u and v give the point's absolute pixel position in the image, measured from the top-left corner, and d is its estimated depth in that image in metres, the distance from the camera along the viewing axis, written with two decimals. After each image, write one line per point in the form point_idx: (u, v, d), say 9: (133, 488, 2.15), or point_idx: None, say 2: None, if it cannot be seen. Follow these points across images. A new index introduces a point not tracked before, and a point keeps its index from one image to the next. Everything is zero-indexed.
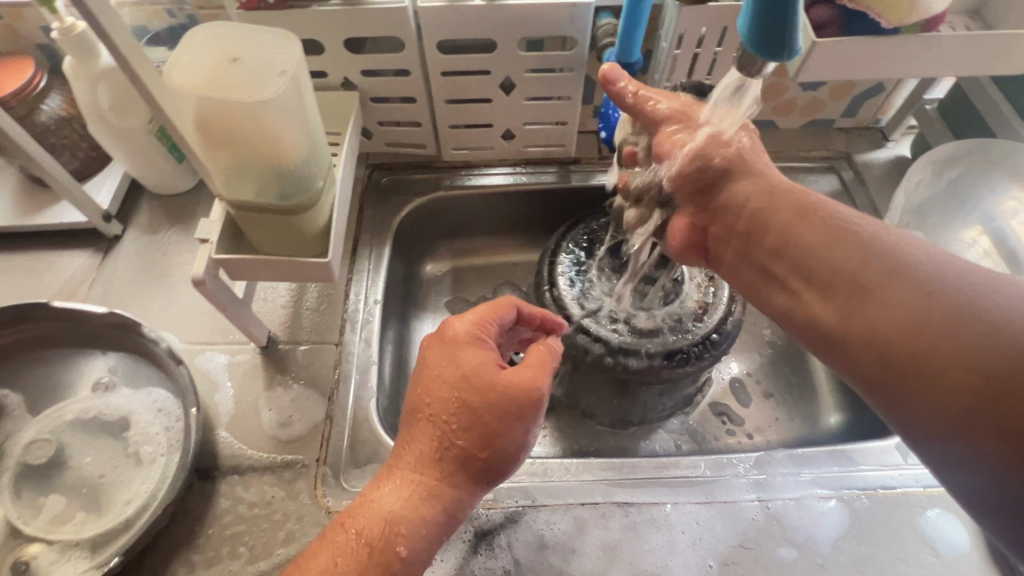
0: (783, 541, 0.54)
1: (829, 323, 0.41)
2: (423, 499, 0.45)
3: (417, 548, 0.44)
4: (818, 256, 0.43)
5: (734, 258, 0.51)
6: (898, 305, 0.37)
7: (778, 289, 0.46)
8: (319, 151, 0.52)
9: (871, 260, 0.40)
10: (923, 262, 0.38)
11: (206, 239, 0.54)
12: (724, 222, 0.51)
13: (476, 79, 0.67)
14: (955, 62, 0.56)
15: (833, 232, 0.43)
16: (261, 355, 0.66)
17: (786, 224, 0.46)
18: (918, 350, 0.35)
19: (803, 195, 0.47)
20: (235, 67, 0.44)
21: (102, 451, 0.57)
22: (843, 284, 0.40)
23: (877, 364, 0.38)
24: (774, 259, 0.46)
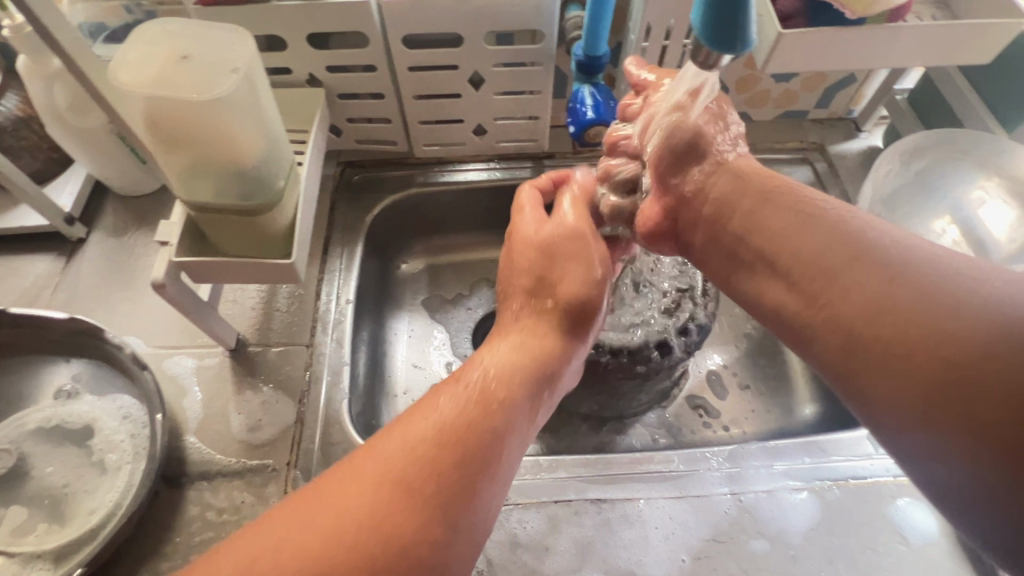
0: (755, 534, 0.54)
1: (796, 310, 0.41)
2: (523, 345, 0.48)
3: (521, 396, 0.43)
4: (785, 239, 0.43)
5: (702, 245, 0.51)
6: (860, 289, 0.37)
7: (746, 277, 0.47)
8: (280, 150, 0.51)
9: (834, 242, 0.40)
10: (887, 244, 0.38)
11: (165, 241, 0.52)
12: (690, 205, 0.51)
13: (445, 74, 0.66)
14: (921, 53, 0.56)
15: (798, 216, 0.43)
16: (230, 358, 0.65)
17: (752, 208, 0.47)
18: (883, 335, 0.35)
19: (770, 179, 0.48)
20: (184, 64, 0.43)
21: (66, 459, 0.56)
22: (810, 268, 0.41)
23: (843, 351, 0.37)
24: (740, 246, 0.47)
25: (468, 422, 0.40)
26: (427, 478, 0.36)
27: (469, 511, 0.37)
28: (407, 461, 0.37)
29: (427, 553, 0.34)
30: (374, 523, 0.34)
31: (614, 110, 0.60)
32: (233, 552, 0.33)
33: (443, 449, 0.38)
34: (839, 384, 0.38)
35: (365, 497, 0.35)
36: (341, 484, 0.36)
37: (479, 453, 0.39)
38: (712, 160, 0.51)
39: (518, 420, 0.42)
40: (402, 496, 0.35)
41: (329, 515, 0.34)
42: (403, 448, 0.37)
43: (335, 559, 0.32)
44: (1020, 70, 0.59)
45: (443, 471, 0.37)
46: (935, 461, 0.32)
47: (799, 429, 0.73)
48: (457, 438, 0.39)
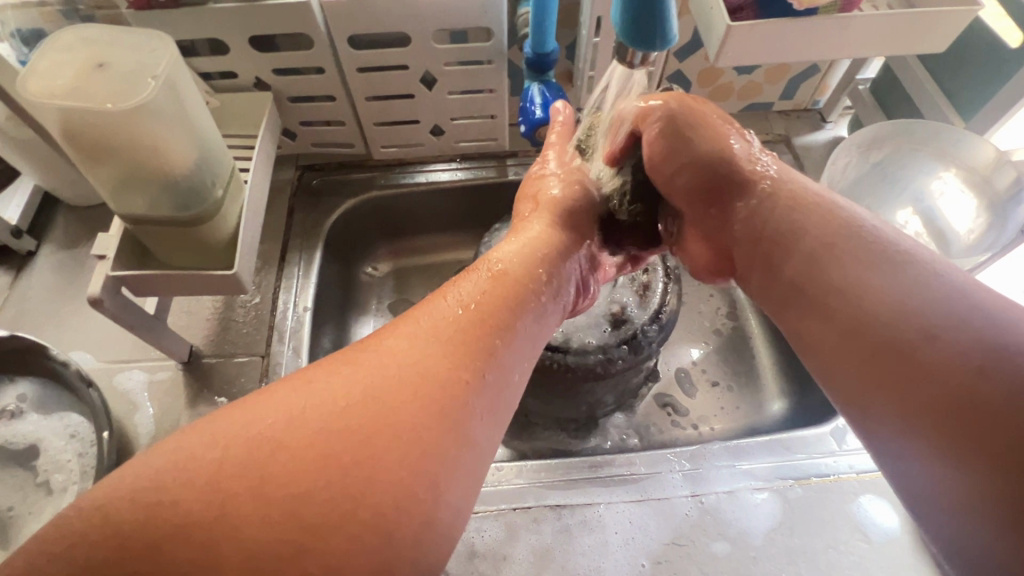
0: (716, 536, 0.54)
1: (825, 329, 0.38)
2: (538, 232, 0.49)
3: (539, 274, 0.44)
4: (848, 291, 0.38)
5: (760, 286, 0.46)
6: (943, 371, 0.32)
7: (780, 301, 0.43)
8: (216, 159, 0.49)
9: (884, 272, 0.37)
10: (985, 322, 0.32)
11: (103, 255, 0.50)
12: (744, 243, 0.48)
13: (396, 74, 0.64)
14: (875, 42, 0.55)
15: (871, 266, 0.38)
16: (184, 371, 0.64)
17: (812, 252, 0.41)
18: (948, 388, 0.31)
19: (834, 216, 0.42)
20: (99, 73, 0.42)
21: (11, 481, 0.55)
22: (879, 333, 0.35)
23: (870, 373, 0.35)
24: (776, 271, 0.44)
25: (492, 292, 0.41)
26: (455, 334, 0.37)
27: (493, 368, 0.37)
28: (436, 323, 0.37)
29: (462, 393, 0.34)
30: (410, 364, 0.34)
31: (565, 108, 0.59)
32: (268, 399, 0.32)
33: (468, 312, 0.39)
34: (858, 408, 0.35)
35: (397, 350, 0.35)
36: (374, 342, 0.36)
37: (501, 316, 0.40)
38: (762, 190, 0.48)
39: (536, 294, 0.43)
40: (437, 343, 0.36)
41: (366, 361, 0.34)
42: (432, 316, 0.38)
43: (375, 393, 0.32)
44: (977, 56, 0.59)
45: (470, 329, 0.38)
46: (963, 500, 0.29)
47: (767, 425, 0.73)
48: (482, 303, 0.40)
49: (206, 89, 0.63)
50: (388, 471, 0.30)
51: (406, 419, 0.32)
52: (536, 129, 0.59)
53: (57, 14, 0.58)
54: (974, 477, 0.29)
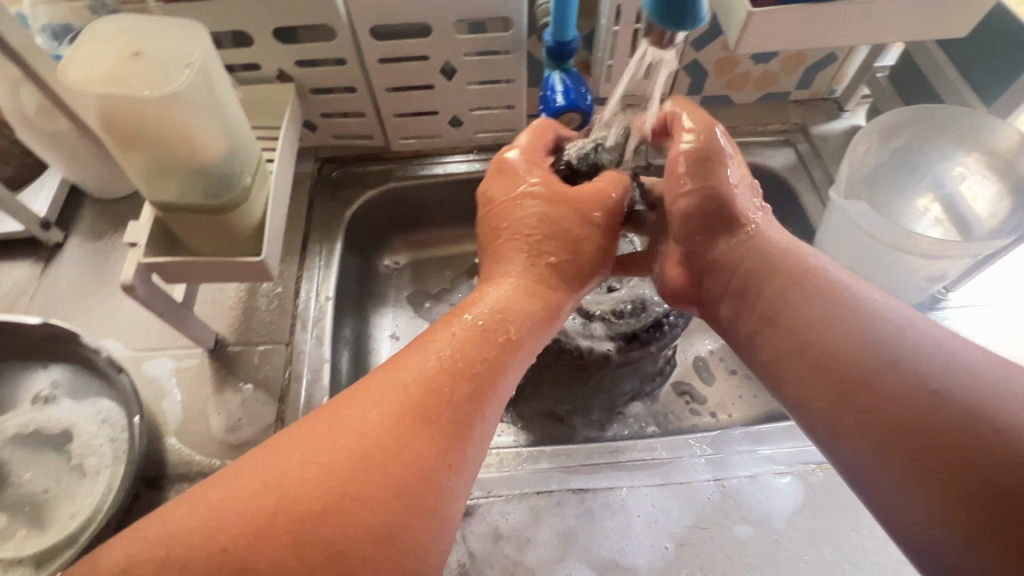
0: (738, 519, 0.54)
1: (808, 378, 0.41)
2: (531, 280, 0.49)
3: (529, 334, 0.46)
4: (811, 322, 0.42)
5: (727, 317, 0.49)
6: (901, 397, 0.35)
7: (756, 341, 0.46)
8: (244, 147, 0.50)
9: (854, 324, 0.40)
10: (930, 352, 0.36)
11: (134, 243, 0.51)
12: (718, 277, 0.50)
13: (416, 65, 0.65)
14: (895, 28, 0.55)
15: (829, 303, 0.42)
16: (210, 358, 0.65)
17: (778, 288, 0.45)
18: (904, 415, 0.35)
19: (797, 256, 0.46)
20: (137, 62, 0.43)
21: (46, 465, 0.56)
22: (840, 364, 0.39)
23: (838, 414, 0.38)
24: (753, 305, 0.47)
25: (479, 354, 0.42)
26: (440, 409, 0.38)
27: (474, 440, 0.39)
28: (412, 390, 0.38)
29: (446, 478, 0.37)
30: (392, 450, 0.36)
31: (585, 95, 0.59)
32: (264, 463, 0.34)
33: (457, 382, 0.40)
34: (837, 448, 0.38)
35: (377, 424, 0.36)
36: (355, 412, 0.37)
37: (484, 384, 0.41)
38: (748, 233, 0.50)
39: (525, 352, 0.46)
40: (419, 423, 0.37)
41: (347, 437, 0.36)
42: (415, 379, 0.39)
43: (348, 481, 0.34)
44: (999, 41, 0.58)
45: (460, 404, 0.39)
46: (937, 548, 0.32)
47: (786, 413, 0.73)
48: (473, 367, 0.41)
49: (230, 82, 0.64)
50: (367, 552, 0.33)
51: (381, 504, 0.34)
52: (557, 117, 0.59)
53: (86, 9, 0.59)
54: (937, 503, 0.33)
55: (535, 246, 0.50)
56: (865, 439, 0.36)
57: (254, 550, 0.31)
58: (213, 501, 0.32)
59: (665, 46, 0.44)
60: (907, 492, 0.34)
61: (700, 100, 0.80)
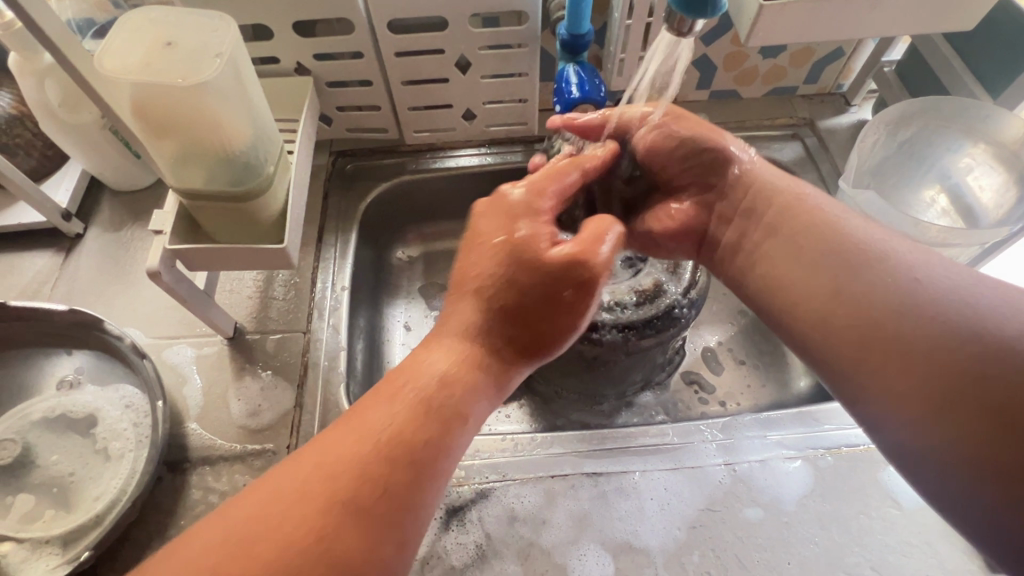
0: (749, 502, 0.55)
1: (812, 305, 0.44)
2: (482, 350, 0.46)
3: (471, 413, 0.43)
4: (816, 251, 0.45)
5: (732, 240, 0.54)
6: (897, 304, 0.39)
7: (761, 279, 0.50)
8: (268, 137, 0.52)
9: (851, 248, 0.44)
10: (920, 266, 0.40)
11: (159, 231, 0.52)
12: (729, 201, 0.54)
13: (432, 59, 0.66)
14: (902, 22, 0.56)
15: (829, 232, 0.46)
16: (229, 346, 0.66)
17: (780, 216, 0.50)
18: (905, 331, 0.37)
19: (796, 186, 0.51)
20: (168, 51, 0.44)
21: (71, 448, 0.57)
22: (845, 286, 0.42)
23: (847, 345, 0.41)
24: (767, 241, 0.50)
25: (421, 434, 0.40)
26: (372, 499, 0.38)
27: (413, 519, 0.39)
28: (337, 480, 0.37)
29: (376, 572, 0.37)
30: (317, 544, 0.36)
31: (599, 87, 0.60)
32: (200, 538, 0.36)
33: (397, 467, 0.39)
34: (850, 382, 0.40)
35: (308, 517, 0.36)
36: (295, 491, 0.37)
37: (415, 470, 0.39)
38: (747, 166, 0.54)
39: (468, 431, 0.43)
40: (352, 518, 0.37)
41: (280, 527, 0.36)
42: (351, 463, 0.38)
43: None
44: (1005, 34, 0.60)
45: (396, 487, 0.39)
46: (924, 444, 0.35)
47: (793, 402, 0.74)
48: (407, 455, 0.39)
49: None
50: None
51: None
52: (572, 109, 0.60)
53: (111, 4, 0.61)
54: (945, 421, 0.34)
55: (498, 313, 0.46)
56: (861, 350, 0.39)
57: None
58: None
59: (683, 36, 0.44)
60: (898, 391, 0.37)
61: (709, 95, 0.81)
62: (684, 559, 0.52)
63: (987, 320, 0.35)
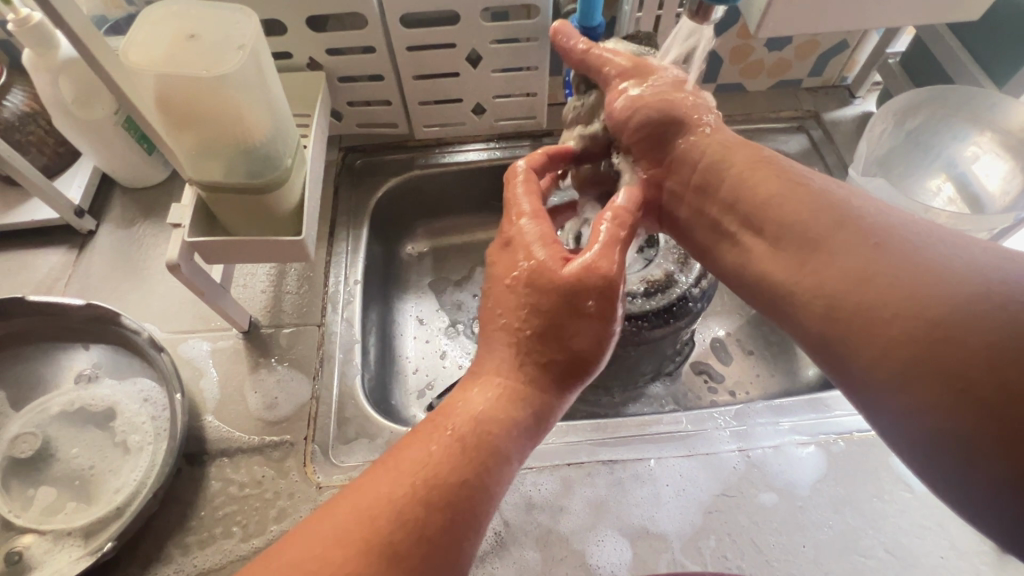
0: (764, 487, 0.56)
1: (782, 279, 0.42)
2: (519, 382, 0.44)
3: (511, 441, 0.41)
4: (776, 215, 0.44)
5: (688, 216, 0.51)
6: (858, 268, 0.37)
7: (732, 257, 0.48)
8: (286, 129, 0.52)
9: (812, 209, 0.42)
10: (881, 224, 0.38)
11: (178, 223, 0.53)
12: (679, 175, 0.51)
13: (443, 53, 0.67)
14: (909, 12, 0.57)
15: (791, 190, 0.44)
16: (243, 340, 0.66)
17: (740, 178, 0.47)
18: (869, 297, 0.36)
19: (756, 149, 0.49)
20: (192, 44, 0.45)
21: (90, 442, 0.57)
22: (811, 257, 0.40)
23: (817, 317, 0.39)
24: (729, 215, 0.48)
25: (457, 473, 0.39)
26: (409, 543, 0.36)
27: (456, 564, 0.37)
28: (378, 523, 0.36)
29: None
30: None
31: None
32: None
33: (433, 507, 0.37)
34: (826, 355, 0.39)
35: (343, 565, 0.34)
36: (325, 550, 0.35)
37: (458, 507, 0.38)
38: (703, 133, 0.50)
39: (512, 462, 0.41)
40: (389, 565, 0.35)
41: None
42: (388, 509, 0.36)
43: None
44: (1008, 24, 0.61)
45: (435, 531, 0.37)
46: (903, 416, 0.34)
47: (802, 390, 0.75)
48: (449, 492, 0.38)
49: None
50: None
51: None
52: None
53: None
54: (915, 391, 0.33)
55: (526, 342, 0.44)
56: (832, 324, 0.38)
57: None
58: None
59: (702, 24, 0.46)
60: (872, 365, 0.35)
61: (715, 88, 0.81)
62: (701, 544, 0.53)
63: (949, 281, 0.33)
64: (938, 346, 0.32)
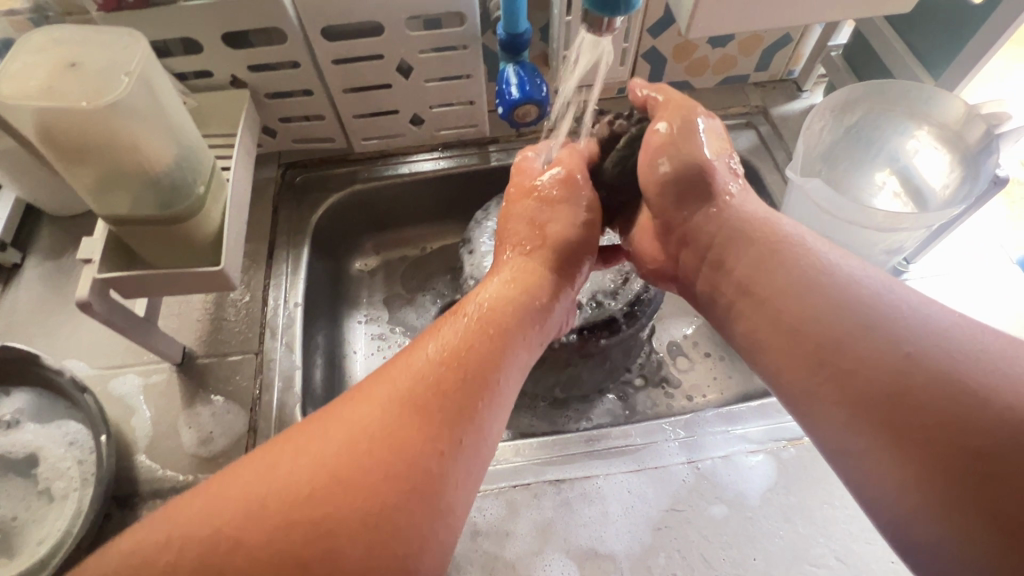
0: (714, 500, 0.54)
1: (796, 370, 0.39)
2: (520, 269, 0.48)
3: (520, 314, 0.44)
4: (795, 301, 0.41)
5: (704, 289, 0.49)
6: (882, 365, 0.35)
7: (745, 337, 0.44)
8: (196, 156, 0.50)
9: (831, 294, 0.39)
10: (910, 318, 0.36)
11: (88, 259, 0.50)
12: (694, 247, 0.49)
13: (371, 64, 0.64)
14: (839, 8, 0.56)
15: (806, 276, 0.41)
16: (178, 372, 0.64)
17: (756, 261, 0.44)
18: (897, 389, 0.34)
19: (771, 226, 0.46)
20: (72, 71, 0.43)
21: (11, 491, 0.55)
22: (829, 344, 0.38)
23: (818, 392, 0.38)
24: (744, 297, 0.44)
25: (466, 342, 0.41)
26: (427, 396, 0.37)
27: (473, 430, 0.37)
28: (399, 383, 0.37)
29: (437, 464, 0.35)
30: (382, 439, 0.34)
31: (540, 87, 0.59)
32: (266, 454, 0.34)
33: (449, 369, 0.39)
34: (826, 435, 0.37)
35: (367, 414, 0.35)
36: (353, 403, 0.36)
37: (479, 371, 0.39)
38: (723, 203, 0.48)
39: (518, 337, 0.43)
40: (411, 413, 0.36)
41: (343, 427, 0.35)
42: (405, 373, 0.38)
43: (341, 471, 0.33)
44: (944, 16, 0.61)
45: (449, 388, 0.38)
46: (916, 516, 0.32)
47: (760, 392, 0.73)
48: (462, 357, 0.39)
49: (183, 90, 0.63)
50: (362, 540, 0.31)
51: (374, 492, 0.32)
52: (514, 110, 0.59)
53: (27, 22, 0.58)
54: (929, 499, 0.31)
55: (521, 236, 0.51)
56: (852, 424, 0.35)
57: (264, 520, 0.31)
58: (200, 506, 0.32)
59: (604, 33, 0.45)
60: (890, 466, 0.33)
61: (662, 86, 0.80)
62: (651, 562, 0.52)
63: (994, 400, 0.31)
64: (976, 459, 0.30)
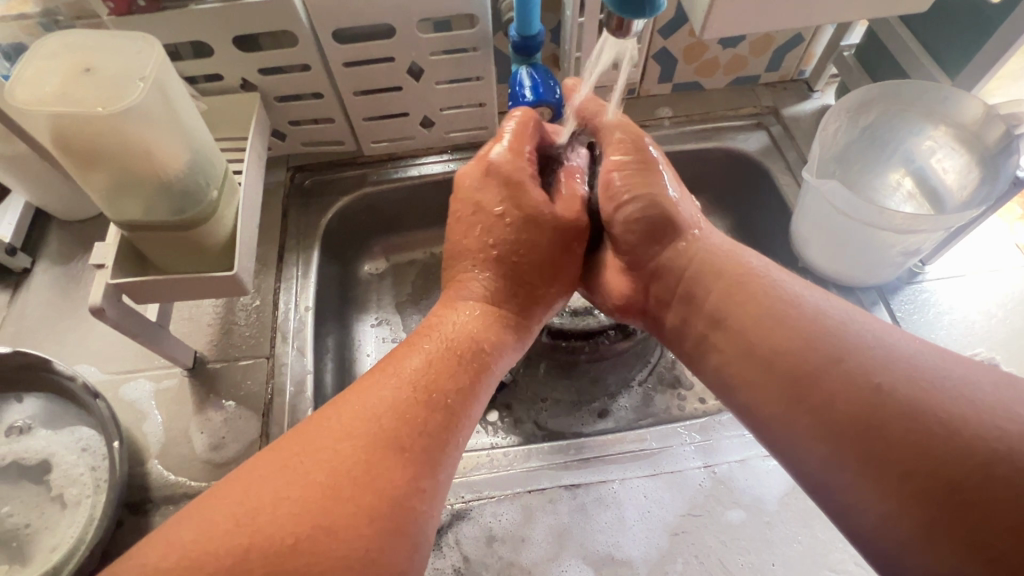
0: (731, 504, 0.54)
1: (766, 403, 0.41)
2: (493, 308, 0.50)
3: (488, 355, 0.47)
4: (760, 334, 0.42)
5: (674, 324, 0.51)
6: (847, 393, 0.37)
7: (719, 369, 0.45)
8: (210, 161, 0.50)
9: (805, 322, 0.41)
10: (873, 347, 0.38)
11: (101, 264, 0.49)
12: (663, 283, 0.51)
13: (383, 67, 0.64)
14: (858, 8, 0.55)
15: (777, 305, 0.43)
16: (189, 377, 0.63)
17: (723, 294, 0.46)
18: (865, 411, 0.36)
19: (740, 260, 0.48)
20: (86, 77, 0.43)
21: (23, 498, 0.54)
22: (792, 372, 0.40)
23: (793, 418, 0.39)
24: (716, 331, 0.46)
25: (442, 378, 0.43)
26: (409, 433, 0.39)
27: (441, 470, 0.40)
28: (381, 420, 0.39)
29: (414, 504, 0.37)
30: (362, 480, 0.36)
31: (554, 89, 0.59)
32: (260, 487, 0.35)
33: (421, 408, 0.41)
34: (804, 461, 0.39)
35: (346, 452, 0.37)
36: (332, 439, 0.38)
37: (449, 409, 0.42)
38: (692, 237, 0.51)
39: (487, 375, 0.47)
40: (384, 452, 0.38)
41: (325, 463, 0.37)
42: (380, 407, 0.40)
43: (323, 509, 0.34)
44: (962, 15, 0.60)
45: (423, 424, 0.40)
46: (889, 532, 0.34)
47: None
48: (434, 394, 0.42)
49: (193, 93, 0.63)
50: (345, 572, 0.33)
51: (349, 535, 0.34)
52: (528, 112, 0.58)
53: (37, 26, 0.57)
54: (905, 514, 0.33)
55: (506, 269, 0.51)
56: (817, 454, 0.38)
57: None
58: (190, 539, 0.33)
59: (624, 35, 0.44)
60: (864, 490, 0.35)
61: (672, 87, 0.79)
62: (668, 568, 0.51)
63: (961, 430, 0.32)
64: (935, 484, 0.32)
